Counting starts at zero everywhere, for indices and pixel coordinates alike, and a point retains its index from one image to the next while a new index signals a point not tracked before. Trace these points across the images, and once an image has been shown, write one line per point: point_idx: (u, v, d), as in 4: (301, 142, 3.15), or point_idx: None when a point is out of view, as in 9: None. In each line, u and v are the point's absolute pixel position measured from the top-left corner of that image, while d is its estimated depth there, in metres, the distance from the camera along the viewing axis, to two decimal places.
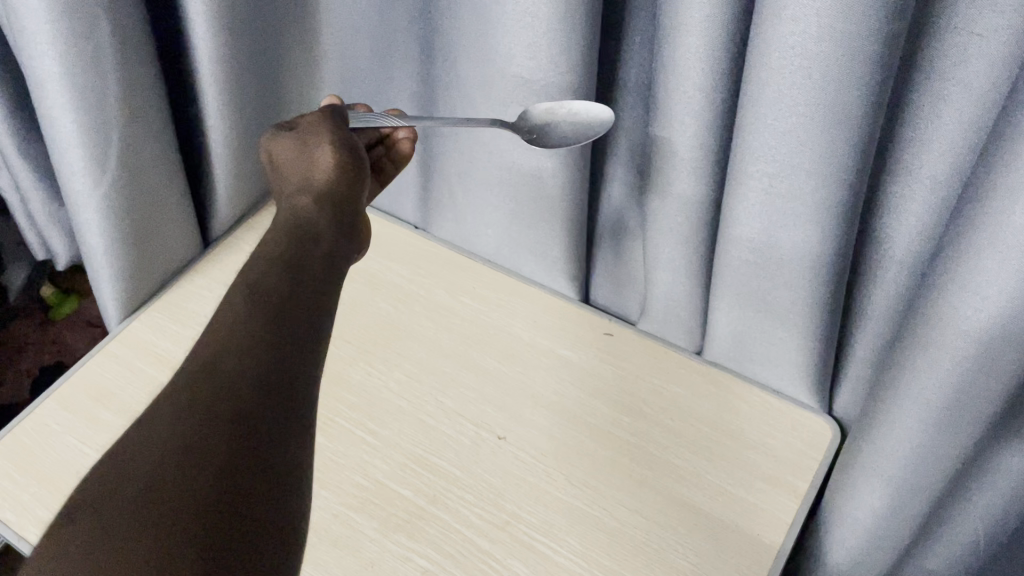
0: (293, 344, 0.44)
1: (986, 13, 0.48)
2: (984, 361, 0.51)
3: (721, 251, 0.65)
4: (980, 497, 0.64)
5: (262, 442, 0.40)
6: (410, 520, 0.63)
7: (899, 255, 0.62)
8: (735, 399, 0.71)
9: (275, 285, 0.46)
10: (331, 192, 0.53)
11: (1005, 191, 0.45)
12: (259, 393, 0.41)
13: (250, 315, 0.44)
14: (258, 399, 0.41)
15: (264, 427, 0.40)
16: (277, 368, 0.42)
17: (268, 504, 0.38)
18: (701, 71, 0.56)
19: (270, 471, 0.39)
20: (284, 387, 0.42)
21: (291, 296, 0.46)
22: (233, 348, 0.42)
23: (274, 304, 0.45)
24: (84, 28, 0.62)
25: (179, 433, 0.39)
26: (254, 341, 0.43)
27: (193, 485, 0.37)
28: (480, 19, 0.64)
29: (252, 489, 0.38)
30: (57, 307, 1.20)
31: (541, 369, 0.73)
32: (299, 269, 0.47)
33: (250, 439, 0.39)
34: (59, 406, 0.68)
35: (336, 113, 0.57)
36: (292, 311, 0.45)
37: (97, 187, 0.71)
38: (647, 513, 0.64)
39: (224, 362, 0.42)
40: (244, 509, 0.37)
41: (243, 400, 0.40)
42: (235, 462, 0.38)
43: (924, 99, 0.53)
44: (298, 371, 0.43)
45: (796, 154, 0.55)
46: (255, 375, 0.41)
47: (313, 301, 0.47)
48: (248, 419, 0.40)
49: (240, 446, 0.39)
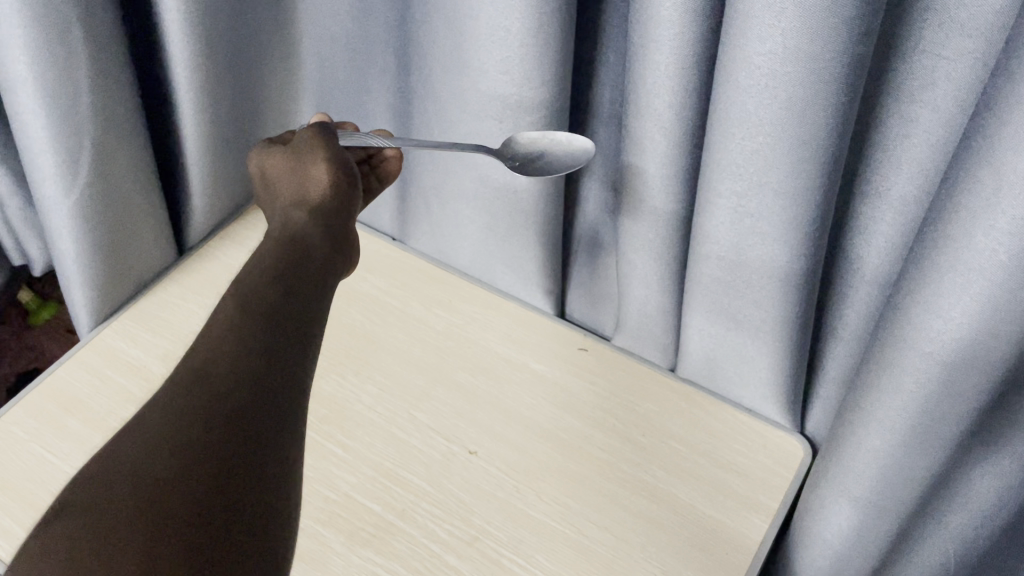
0: (280, 353, 0.43)
1: (954, 37, 0.48)
2: (949, 382, 0.51)
3: (693, 267, 0.65)
4: (949, 518, 0.64)
5: (245, 443, 0.39)
6: (378, 535, 0.62)
7: (869, 274, 0.62)
8: (708, 417, 0.71)
9: (268, 293, 0.45)
10: (325, 206, 0.53)
11: (967, 215, 0.45)
12: (250, 396, 0.40)
13: (242, 323, 0.43)
14: (250, 401, 0.40)
15: (259, 433, 0.39)
16: (265, 376, 0.41)
17: (260, 508, 0.38)
18: (672, 88, 0.56)
19: (258, 476, 0.38)
20: (274, 393, 0.41)
21: (281, 303, 0.45)
22: (223, 354, 0.42)
23: (265, 312, 0.44)
24: (57, 34, 0.62)
25: (166, 434, 0.39)
26: (245, 347, 0.42)
27: (179, 491, 0.37)
28: (453, 33, 0.64)
29: (237, 493, 0.37)
30: (35, 313, 1.18)
31: (515, 383, 0.73)
32: (290, 278, 0.47)
33: (238, 444, 0.39)
34: (26, 413, 0.68)
35: (327, 127, 0.56)
36: (283, 317, 0.44)
37: (70, 194, 0.70)
38: (615, 530, 0.64)
39: (215, 366, 0.41)
40: (227, 514, 0.37)
41: (232, 405, 0.40)
42: (223, 466, 0.38)
43: (892, 121, 0.54)
44: (284, 379, 0.42)
45: (766, 174, 0.55)
46: (242, 380, 0.41)
47: (299, 307, 0.46)
48: (237, 422, 0.39)
49: (225, 448, 0.38)
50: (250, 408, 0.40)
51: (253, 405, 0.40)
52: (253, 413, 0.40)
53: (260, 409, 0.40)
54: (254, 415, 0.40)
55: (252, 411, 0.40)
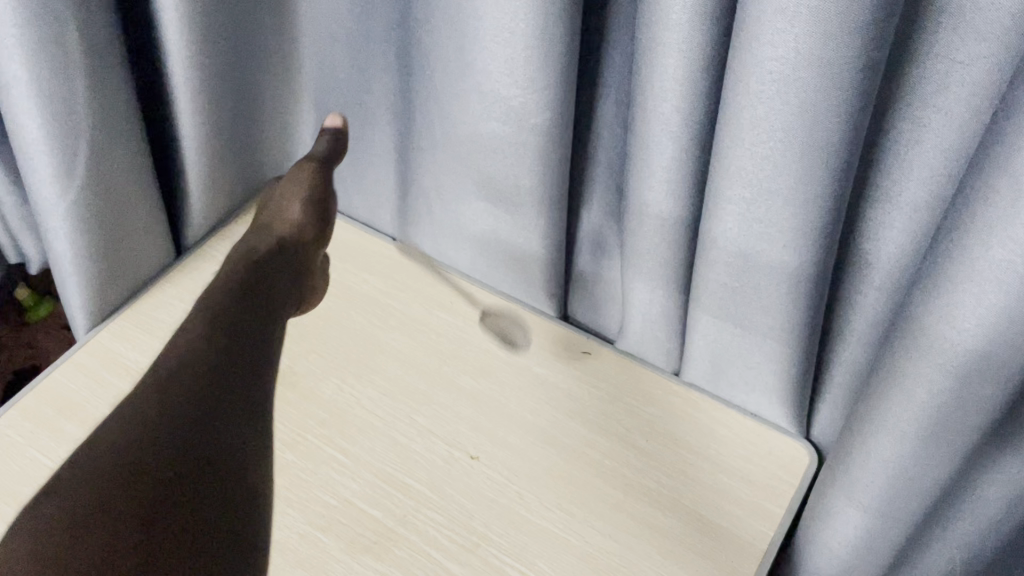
0: (226, 399, 0.46)
1: (968, 42, 0.47)
2: (962, 392, 0.50)
3: (699, 272, 0.64)
4: (957, 527, 0.63)
5: (205, 471, 0.42)
6: (379, 542, 0.62)
7: (878, 280, 0.61)
8: (712, 422, 0.70)
9: (209, 347, 0.49)
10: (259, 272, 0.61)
11: (983, 224, 0.44)
12: (199, 431, 0.44)
13: (191, 376, 0.47)
14: (201, 436, 0.44)
15: (211, 463, 0.43)
16: (212, 416, 0.45)
17: (228, 534, 0.41)
18: (680, 92, 0.55)
19: (219, 499, 0.42)
20: (222, 430, 0.45)
21: (241, 348, 0.50)
22: (177, 394, 0.45)
23: (210, 365, 0.48)
24: (52, 33, 0.61)
25: (131, 455, 0.41)
26: (191, 394, 0.45)
27: (156, 504, 0.39)
28: (456, 33, 0.62)
29: (205, 511, 0.41)
30: (33, 309, 1.18)
31: (517, 387, 0.72)
32: (249, 319, 0.52)
33: (197, 470, 0.42)
34: (23, 417, 0.67)
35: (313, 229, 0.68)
36: (225, 371, 0.48)
37: (66, 194, 0.69)
38: (619, 538, 0.63)
39: (169, 407, 0.44)
40: (199, 532, 0.40)
41: (188, 438, 0.43)
42: (187, 487, 0.41)
43: (904, 126, 0.53)
44: (227, 422, 0.45)
45: (776, 180, 0.54)
46: (196, 417, 0.44)
47: (240, 364, 0.49)
48: (191, 452, 0.42)
49: (188, 473, 0.42)
50: (204, 440, 0.44)
51: (205, 444, 0.43)
52: (207, 444, 0.44)
53: (213, 442, 0.44)
54: (207, 447, 0.43)
55: (204, 444, 0.43)
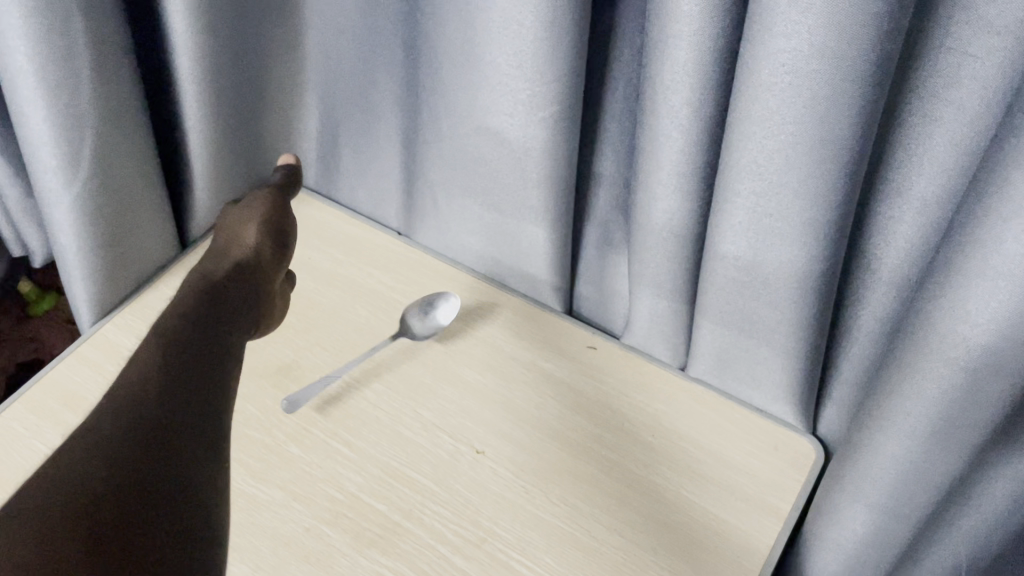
0: (198, 382, 0.48)
1: (981, 35, 0.47)
2: (973, 387, 0.50)
3: (707, 267, 0.64)
4: (965, 523, 0.63)
5: (171, 454, 0.43)
6: (385, 536, 0.61)
7: (887, 275, 0.60)
8: (718, 418, 0.70)
9: (187, 331, 0.51)
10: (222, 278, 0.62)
11: (997, 217, 0.44)
12: (172, 416, 0.45)
13: (164, 362, 0.48)
14: (174, 414, 0.45)
15: (182, 448, 0.44)
16: (187, 401, 0.46)
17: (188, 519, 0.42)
18: (690, 85, 0.55)
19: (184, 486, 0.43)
20: (196, 414, 0.46)
21: (201, 351, 0.50)
22: (154, 377, 0.46)
23: (186, 351, 0.49)
24: (58, 24, 0.61)
25: (105, 437, 0.42)
26: (169, 377, 0.47)
27: (119, 485, 0.40)
28: (464, 26, 0.62)
29: (170, 493, 0.42)
30: (35, 304, 1.17)
31: (523, 382, 0.72)
32: (209, 326, 0.53)
33: (165, 457, 0.43)
34: (27, 409, 0.67)
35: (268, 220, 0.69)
36: (200, 357, 0.50)
37: (71, 186, 0.69)
38: (625, 533, 0.63)
39: (145, 391, 0.45)
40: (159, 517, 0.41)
41: (159, 422, 0.44)
42: (152, 473, 0.42)
43: (916, 120, 0.52)
44: (204, 407, 0.47)
45: (786, 174, 0.53)
46: (168, 403, 0.45)
47: (213, 353, 0.51)
48: (160, 437, 0.44)
49: (156, 458, 0.43)
50: (175, 422, 0.45)
51: (175, 427, 0.45)
52: (178, 426, 0.45)
53: (182, 427, 0.45)
54: (177, 433, 0.45)
55: (174, 428, 0.45)
